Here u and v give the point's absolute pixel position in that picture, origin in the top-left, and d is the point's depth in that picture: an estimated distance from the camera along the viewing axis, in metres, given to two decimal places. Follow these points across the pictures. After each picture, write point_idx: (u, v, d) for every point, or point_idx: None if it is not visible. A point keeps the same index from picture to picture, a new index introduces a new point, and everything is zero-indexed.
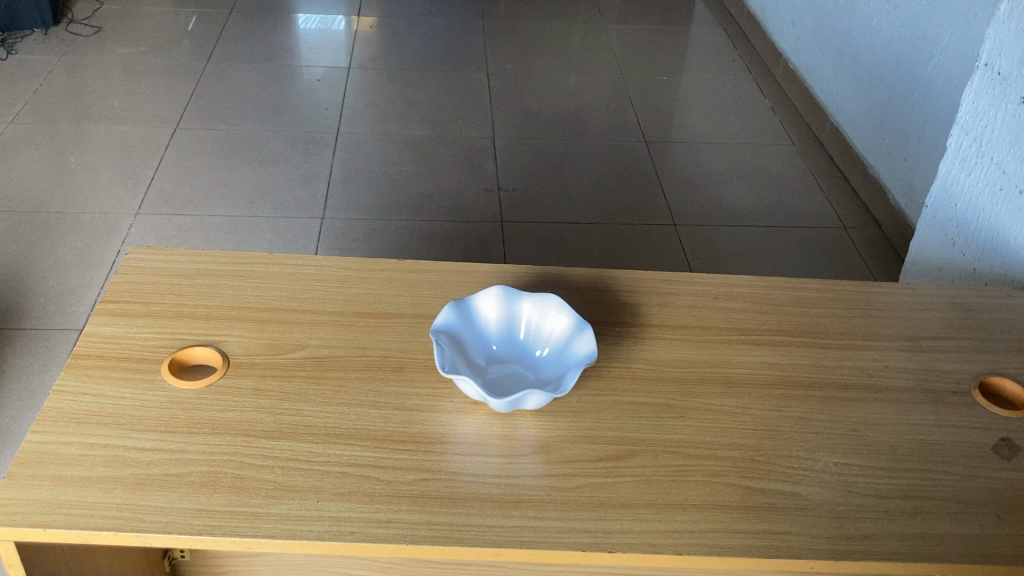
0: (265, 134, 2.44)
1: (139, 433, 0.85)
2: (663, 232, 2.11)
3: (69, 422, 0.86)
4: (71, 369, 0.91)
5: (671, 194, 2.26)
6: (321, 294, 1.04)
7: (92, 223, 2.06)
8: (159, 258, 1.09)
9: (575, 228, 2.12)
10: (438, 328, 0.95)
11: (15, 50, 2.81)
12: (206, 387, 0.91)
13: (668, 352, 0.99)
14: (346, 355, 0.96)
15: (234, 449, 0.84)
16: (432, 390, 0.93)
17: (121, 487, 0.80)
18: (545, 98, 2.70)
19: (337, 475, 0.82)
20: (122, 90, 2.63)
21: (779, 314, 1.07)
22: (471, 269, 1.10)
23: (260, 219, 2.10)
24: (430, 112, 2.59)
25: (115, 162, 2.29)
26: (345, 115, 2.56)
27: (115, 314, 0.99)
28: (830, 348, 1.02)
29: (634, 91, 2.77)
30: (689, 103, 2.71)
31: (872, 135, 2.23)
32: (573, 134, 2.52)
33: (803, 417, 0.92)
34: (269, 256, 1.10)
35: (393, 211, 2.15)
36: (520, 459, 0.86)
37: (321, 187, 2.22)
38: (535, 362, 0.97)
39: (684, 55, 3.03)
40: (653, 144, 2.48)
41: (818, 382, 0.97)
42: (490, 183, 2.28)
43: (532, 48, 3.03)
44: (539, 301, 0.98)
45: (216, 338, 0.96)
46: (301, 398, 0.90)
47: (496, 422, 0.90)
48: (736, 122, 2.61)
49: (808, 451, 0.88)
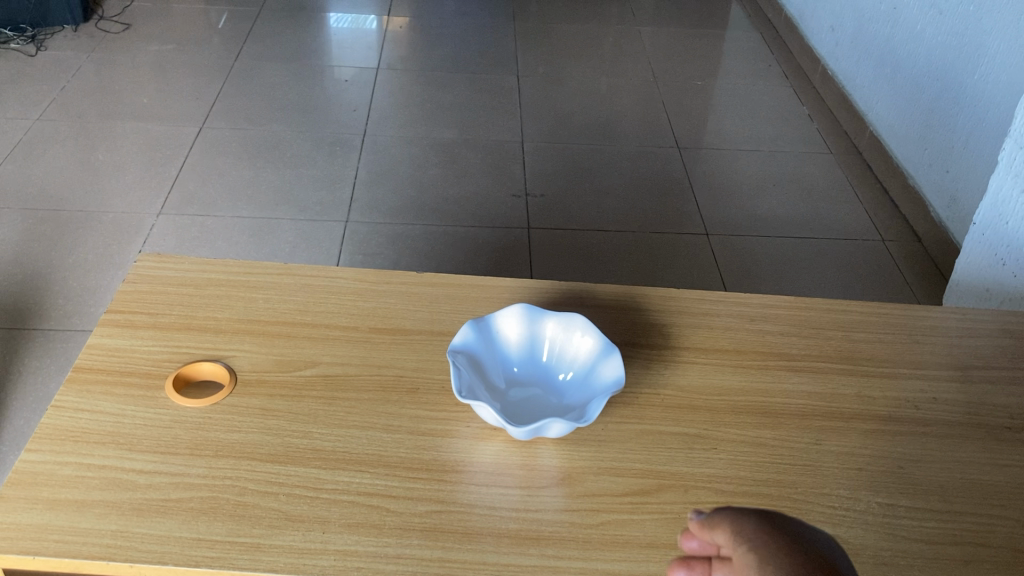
0: (290, 135, 2.40)
1: (139, 454, 0.81)
2: (694, 242, 2.04)
3: (66, 440, 0.82)
4: (71, 384, 0.87)
5: (703, 202, 2.19)
6: (337, 308, 0.99)
7: (113, 223, 2.03)
8: (169, 266, 1.04)
9: (604, 237, 2.06)
10: (455, 347, 0.89)
11: (44, 47, 2.80)
12: (212, 405, 0.87)
13: (700, 377, 0.93)
14: (359, 373, 0.91)
15: (237, 473, 0.80)
16: (449, 413, 0.88)
17: (117, 512, 0.76)
18: (575, 101, 2.65)
19: (345, 505, 0.77)
20: (148, 88, 2.61)
21: (820, 339, 1.00)
22: (492, 284, 1.05)
23: (283, 221, 2.06)
24: (459, 114, 2.55)
25: (139, 161, 2.26)
26: (373, 116, 2.52)
27: (121, 324, 0.95)
28: (874, 377, 0.95)
29: (667, 96, 2.71)
30: (723, 109, 2.64)
31: (914, 144, 2.15)
32: (604, 139, 2.46)
33: (844, 452, 0.86)
34: (283, 267, 1.05)
35: (418, 215, 2.10)
36: (541, 491, 0.80)
37: (347, 190, 2.18)
38: (559, 386, 0.92)
39: (719, 59, 2.96)
40: (687, 150, 2.41)
41: (861, 414, 0.90)
42: (517, 189, 2.22)
43: (563, 50, 2.98)
44: (565, 321, 0.92)
45: (223, 353, 0.92)
46: (311, 420, 0.85)
47: (515, 449, 0.85)
48: (772, 130, 2.54)
49: (851, 491, 0.82)
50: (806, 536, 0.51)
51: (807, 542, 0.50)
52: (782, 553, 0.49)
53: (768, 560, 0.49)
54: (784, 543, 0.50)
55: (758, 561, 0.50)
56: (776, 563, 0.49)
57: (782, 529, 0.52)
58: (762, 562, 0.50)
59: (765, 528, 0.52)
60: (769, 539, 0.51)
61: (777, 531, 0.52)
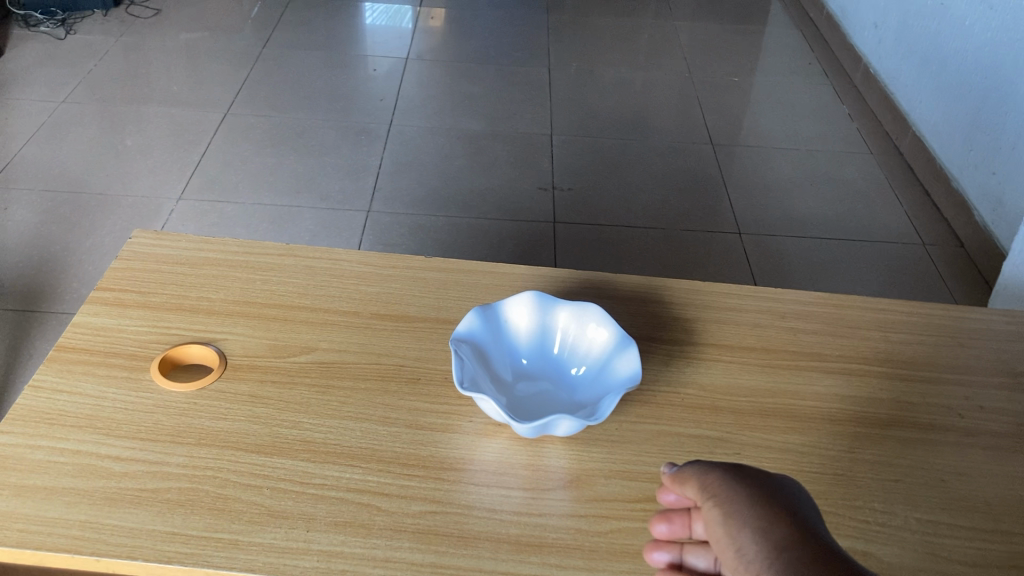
0: (315, 123, 2.35)
1: (117, 440, 0.76)
2: (726, 240, 1.97)
3: (42, 423, 0.76)
4: (53, 363, 0.82)
5: (736, 200, 2.11)
6: (338, 291, 0.94)
7: (132, 207, 2.00)
8: (166, 244, 0.99)
9: (633, 233, 1.99)
10: (459, 335, 0.83)
11: (74, 31, 2.77)
12: (198, 390, 0.81)
13: (724, 377, 0.86)
14: (357, 361, 0.85)
15: (220, 464, 0.74)
16: (451, 407, 0.81)
17: (87, 501, 0.70)
18: (608, 96, 2.57)
19: (333, 501, 0.72)
20: (176, 73, 2.58)
21: (856, 339, 0.93)
22: (505, 272, 0.99)
23: (303, 209, 2.01)
24: (488, 106, 2.49)
25: (162, 146, 2.22)
26: (400, 105, 2.47)
27: (110, 303, 0.90)
28: (914, 382, 0.88)
29: (703, 92, 2.62)
30: (760, 106, 2.56)
31: (958, 144, 2.06)
32: (635, 134, 2.39)
33: (879, 462, 0.79)
34: (285, 248, 1.00)
35: (441, 207, 2.05)
36: (547, 494, 0.74)
37: (370, 180, 2.13)
38: (570, 381, 0.85)
39: (757, 56, 2.88)
40: (721, 147, 2.33)
41: (898, 421, 0.83)
42: (544, 182, 2.16)
43: (597, 44, 2.91)
44: (578, 311, 0.86)
45: (214, 336, 0.86)
46: (302, 409, 0.80)
47: (520, 447, 0.78)
48: (811, 129, 2.45)
49: (886, 504, 0.74)
50: (765, 484, 0.58)
51: (766, 491, 0.57)
52: (744, 505, 0.56)
53: (733, 511, 0.56)
54: (745, 494, 0.57)
55: (723, 515, 0.57)
56: (740, 514, 0.56)
57: (746, 478, 0.59)
58: (729, 516, 0.56)
59: (729, 480, 0.59)
60: (733, 491, 0.58)
61: (739, 481, 0.59)
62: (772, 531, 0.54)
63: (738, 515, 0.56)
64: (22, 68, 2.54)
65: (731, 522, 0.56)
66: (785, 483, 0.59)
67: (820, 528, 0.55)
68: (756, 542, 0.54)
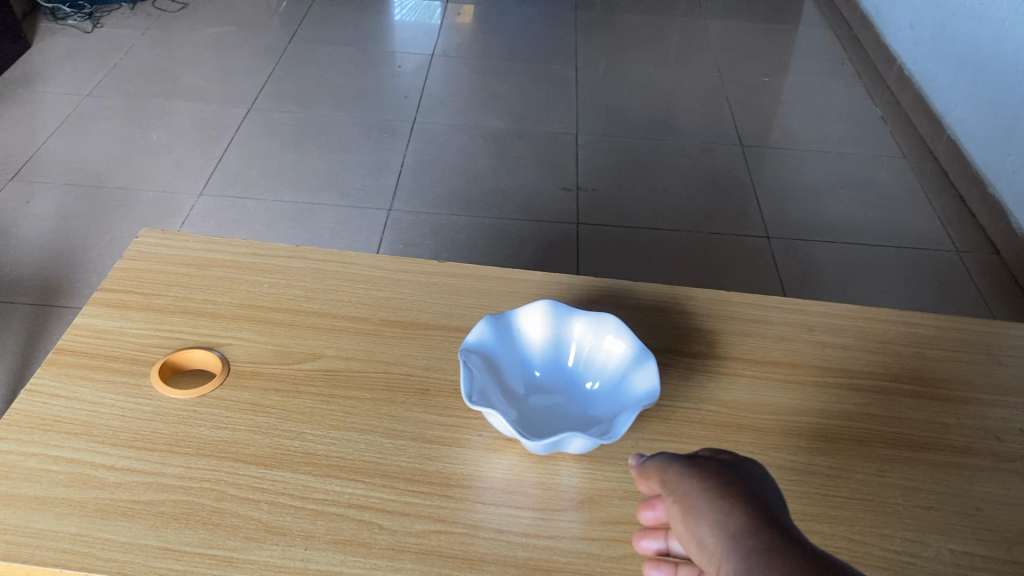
0: (338, 120, 2.33)
1: (113, 448, 0.73)
2: (754, 245, 1.92)
3: (37, 429, 0.74)
4: (51, 366, 0.80)
5: (765, 204, 2.06)
6: (348, 296, 0.91)
7: (153, 203, 1.98)
8: (172, 244, 0.96)
9: (658, 236, 1.94)
10: (469, 346, 0.79)
11: (101, 25, 2.77)
12: (198, 397, 0.78)
13: (748, 393, 0.82)
14: (364, 369, 0.82)
15: (217, 476, 0.71)
16: (460, 420, 0.78)
17: (78, 513, 0.68)
18: (636, 95, 2.53)
19: (334, 518, 0.68)
20: (202, 67, 2.56)
21: (887, 354, 0.89)
22: (521, 278, 0.95)
23: (325, 207, 1.99)
24: (513, 104, 2.45)
25: (185, 141, 2.21)
26: (424, 103, 2.44)
27: (112, 304, 0.87)
28: (948, 401, 0.83)
29: (733, 92, 2.57)
30: (791, 107, 2.51)
31: (995, 149, 1.99)
32: (663, 134, 2.34)
33: (910, 488, 0.74)
34: (294, 250, 0.97)
35: (464, 206, 2.01)
36: (558, 515, 0.70)
37: (392, 177, 2.10)
38: (585, 395, 0.81)
39: (789, 56, 2.82)
40: (751, 149, 2.28)
41: (932, 444, 0.79)
42: (568, 183, 2.12)
43: (625, 42, 2.87)
44: (594, 321, 0.82)
45: (218, 340, 0.84)
46: (305, 420, 0.77)
47: (532, 465, 0.75)
48: (843, 131, 2.39)
49: (917, 533, 0.70)
50: (724, 472, 0.56)
51: (723, 477, 0.56)
52: (701, 494, 0.55)
53: (690, 503, 0.55)
54: (703, 484, 0.56)
55: (682, 510, 0.55)
56: (695, 505, 0.55)
57: (702, 466, 0.57)
58: (688, 510, 0.55)
59: (689, 472, 0.58)
60: (691, 484, 0.56)
61: (699, 472, 0.57)
62: (728, 517, 0.52)
63: (694, 507, 0.55)
64: (48, 62, 2.53)
65: (690, 516, 0.54)
66: (744, 469, 0.57)
67: (780, 511, 0.53)
68: (714, 531, 0.52)
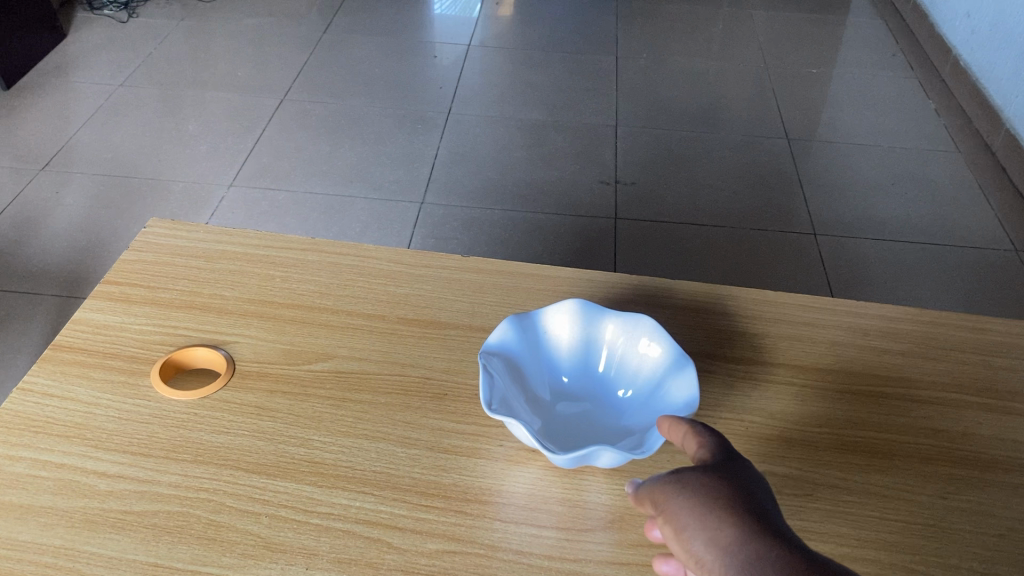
0: (370, 110, 2.28)
1: (106, 454, 0.68)
2: (801, 242, 1.83)
3: (27, 431, 0.69)
4: (46, 363, 0.75)
5: (813, 199, 1.98)
6: (363, 292, 0.85)
7: (183, 194, 1.94)
8: (181, 235, 0.91)
9: (700, 232, 1.86)
10: (491, 348, 0.73)
11: (137, 14, 2.75)
12: (200, 399, 0.73)
13: (796, 404, 0.75)
14: (378, 371, 0.76)
15: (216, 486, 0.66)
16: (480, 428, 0.72)
17: (65, 524, 0.62)
18: (678, 86, 2.45)
19: (339, 535, 0.63)
20: (238, 57, 2.53)
21: (950, 363, 0.81)
22: (550, 274, 0.89)
23: (356, 200, 1.94)
24: (550, 95, 2.38)
25: (217, 131, 2.17)
26: (459, 93, 2.38)
27: (115, 298, 0.82)
28: (1019, 416, 0.75)
29: (779, 83, 2.48)
30: (839, 100, 2.41)
31: None
32: (706, 126, 2.26)
33: (977, 512, 0.67)
34: (309, 242, 0.91)
35: (498, 200, 1.95)
36: (584, 536, 0.64)
37: (425, 169, 2.05)
38: (616, 404, 0.75)
39: (838, 46, 2.72)
40: (797, 142, 2.20)
41: (1002, 464, 0.71)
42: (607, 176, 2.05)
43: (668, 31, 2.78)
44: (628, 323, 0.75)
45: (224, 338, 0.78)
46: (312, 426, 0.71)
47: (556, 479, 0.68)
48: (895, 124, 2.29)
49: (987, 566, 0.63)
50: (707, 473, 0.52)
51: (707, 479, 0.51)
52: (687, 503, 0.50)
53: (681, 523, 0.49)
54: (686, 488, 0.51)
55: (669, 523, 0.50)
56: (688, 526, 0.49)
57: (690, 477, 0.52)
58: (675, 522, 0.50)
59: (671, 480, 0.52)
60: (677, 498, 0.51)
61: (680, 476, 0.52)
62: (723, 526, 0.48)
63: (687, 528, 0.49)
64: (83, 51, 2.51)
65: (679, 531, 0.49)
66: (735, 476, 0.52)
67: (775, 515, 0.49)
68: (709, 546, 0.47)
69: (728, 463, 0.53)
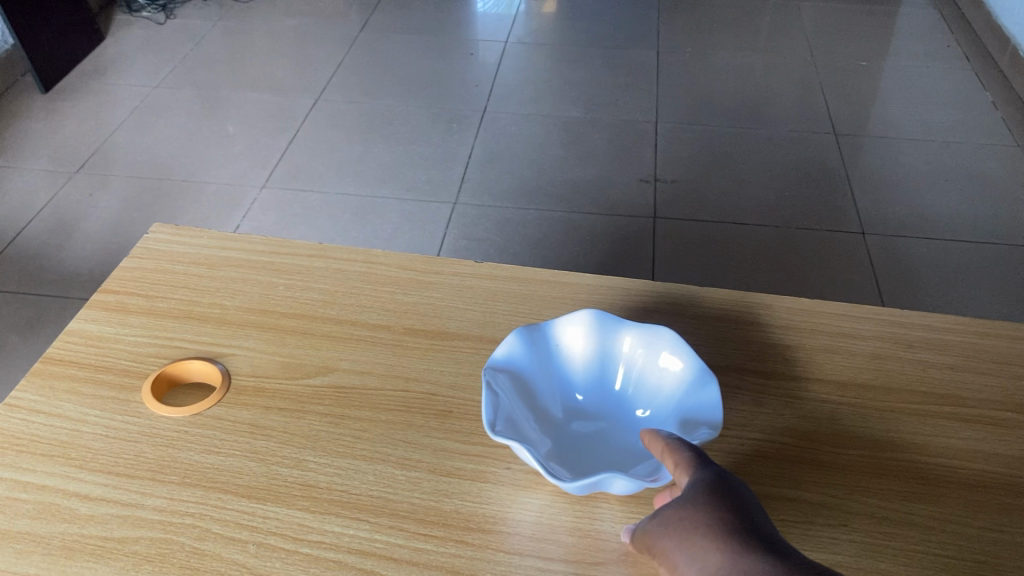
0: (404, 110, 2.24)
1: (90, 475, 0.64)
2: (848, 242, 1.75)
3: (12, 449, 0.66)
4: (36, 377, 0.72)
5: (862, 197, 1.89)
6: (370, 300, 0.80)
7: (215, 196, 1.92)
8: (183, 241, 0.88)
9: (744, 232, 1.79)
10: (497, 363, 0.68)
11: (174, 16, 2.74)
12: (192, 415, 0.69)
13: (828, 423, 0.69)
14: (380, 386, 0.71)
15: (202, 511, 0.62)
16: (487, 449, 0.67)
17: (42, 551, 0.59)
18: (721, 80, 2.37)
19: (330, 566, 0.58)
20: (274, 57, 2.51)
21: (1003, 378, 0.74)
22: (568, 280, 0.83)
23: (389, 201, 1.90)
24: (589, 92, 2.32)
25: (252, 132, 2.15)
26: (494, 91, 2.33)
27: (112, 308, 0.79)
28: None
29: (826, 77, 2.39)
30: (891, 93, 2.31)
31: None
32: (750, 123, 2.18)
33: None
34: (317, 247, 0.87)
35: (532, 200, 1.90)
36: (595, 570, 0.59)
37: (458, 170, 2.00)
38: (633, 424, 0.70)
39: (890, 37, 2.61)
40: (845, 138, 2.11)
41: None
42: (646, 174, 1.98)
43: (710, 24, 2.70)
44: (647, 336, 0.69)
45: (220, 350, 0.74)
46: (307, 446, 0.66)
47: (568, 506, 0.63)
48: (949, 118, 2.19)
49: None
50: (687, 498, 0.49)
51: (687, 504, 0.49)
52: (673, 540, 0.48)
53: (673, 563, 0.47)
54: (669, 524, 0.48)
55: (664, 566, 0.48)
56: (680, 564, 0.47)
57: (670, 510, 0.49)
58: (669, 564, 0.47)
59: (653, 520, 0.50)
60: (663, 538, 0.48)
61: (662, 507, 0.50)
62: (710, 552, 0.45)
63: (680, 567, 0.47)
64: (121, 53, 2.51)
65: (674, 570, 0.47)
66: (713, 494, 0.49)
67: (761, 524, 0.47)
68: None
69: (704, 477, 0.51)
